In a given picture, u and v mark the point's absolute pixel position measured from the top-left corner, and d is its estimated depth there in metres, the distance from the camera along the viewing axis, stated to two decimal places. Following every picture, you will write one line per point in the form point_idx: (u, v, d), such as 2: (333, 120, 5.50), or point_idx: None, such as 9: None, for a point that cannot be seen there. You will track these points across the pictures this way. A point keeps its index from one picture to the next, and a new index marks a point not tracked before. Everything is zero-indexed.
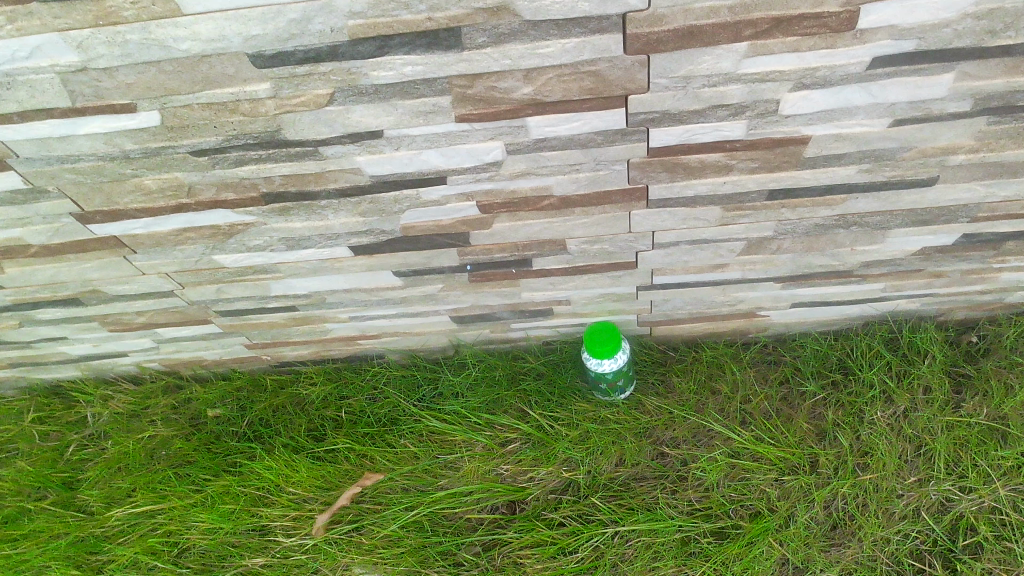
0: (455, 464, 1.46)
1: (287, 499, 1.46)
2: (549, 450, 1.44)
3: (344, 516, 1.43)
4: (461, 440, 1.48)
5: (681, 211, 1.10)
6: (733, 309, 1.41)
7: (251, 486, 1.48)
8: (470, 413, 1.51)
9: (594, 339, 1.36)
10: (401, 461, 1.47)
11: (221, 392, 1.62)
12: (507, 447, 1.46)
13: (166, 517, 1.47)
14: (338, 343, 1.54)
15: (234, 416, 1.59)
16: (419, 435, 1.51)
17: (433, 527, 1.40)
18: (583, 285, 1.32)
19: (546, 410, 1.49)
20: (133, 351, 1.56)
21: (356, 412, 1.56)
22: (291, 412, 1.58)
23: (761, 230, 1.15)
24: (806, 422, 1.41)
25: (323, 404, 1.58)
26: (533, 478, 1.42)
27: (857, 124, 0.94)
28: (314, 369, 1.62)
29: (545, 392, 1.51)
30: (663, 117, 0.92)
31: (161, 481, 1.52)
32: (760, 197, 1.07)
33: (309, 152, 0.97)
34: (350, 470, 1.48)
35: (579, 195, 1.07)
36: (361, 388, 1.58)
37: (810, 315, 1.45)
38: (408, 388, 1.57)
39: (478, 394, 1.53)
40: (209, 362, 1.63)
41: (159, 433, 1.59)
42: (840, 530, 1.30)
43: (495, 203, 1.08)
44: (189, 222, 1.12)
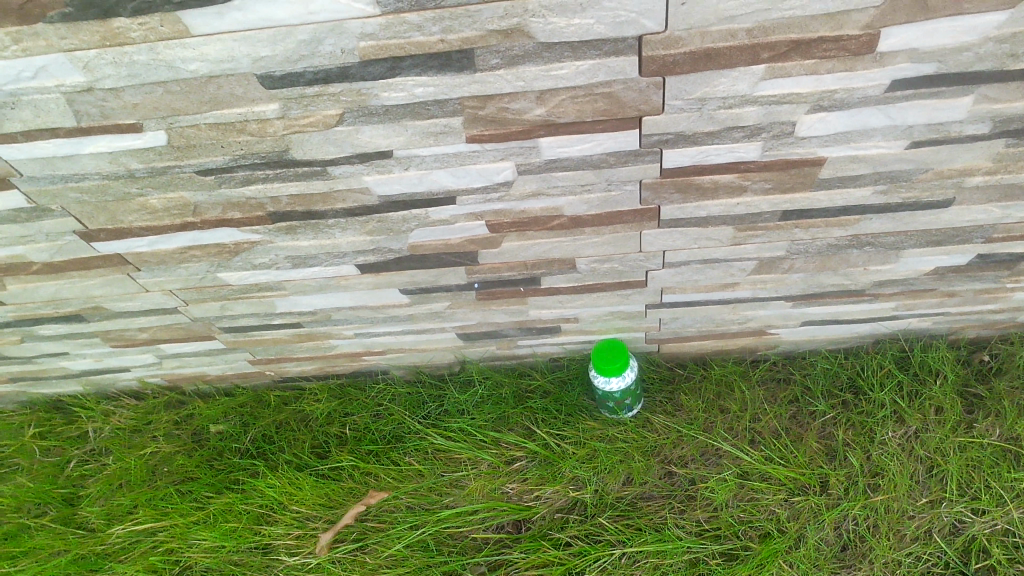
0: (459, 482, 1.45)
1: (290, 517, 1.44)
2: (555, 469, 1.42)
3: (348, 535, 1.41)
4: (467, 458, 1.47)
5: (693, 231, 1.09)
6: (742, 327, 1.40)
7: (254, 504, 1.46)
8: (475, 430, 1.49)
9: (602, 356, 1.35)
10: (405, 479, 1.46)
11: (224, 408, 1.61)
12: (513, 466, 1.45)
13: (168, 535, 1.45)
14: (342, 359, 1.53)
15: (238, 432, 1.58)
16: (424, 452, 1.49)
17: (438, 546, 1.38)
18: (592, 303, 1.30)
19: (553, 429, 1.47)
20: (136, 367, 1.54)
21: (360, 429, 1.54)
22: (295, 429, 1.56)
23: (773, 250, 1.14)
24: (816, 441, 1.39)
25: (327, 420, 1.57)
26: (539, 497, 1.41)
27: (874, 146, 0.93)
28: (318, 385, 1.61)
29: (551, 409, 1.49)
30: (677, 138, 0.91)
31: (162, 498, 1.50)
32: (773, 217, 1.06)
33: (317, 172, 0.96)
34: (353, 487, 1.46)
35: (590, 215, 1.05)
36: (365, 404, 1.57)
37: (820, 333, 1.43)
38: (413, 405, 1.56)
39: (484, 412, 1.51)
40: (212, 377, 1.62)
41: (161, 450, 1.57)
42: (851, 551, 1.28)
43: (504, 223, 1.07)
44: (194, 241, 1.10)
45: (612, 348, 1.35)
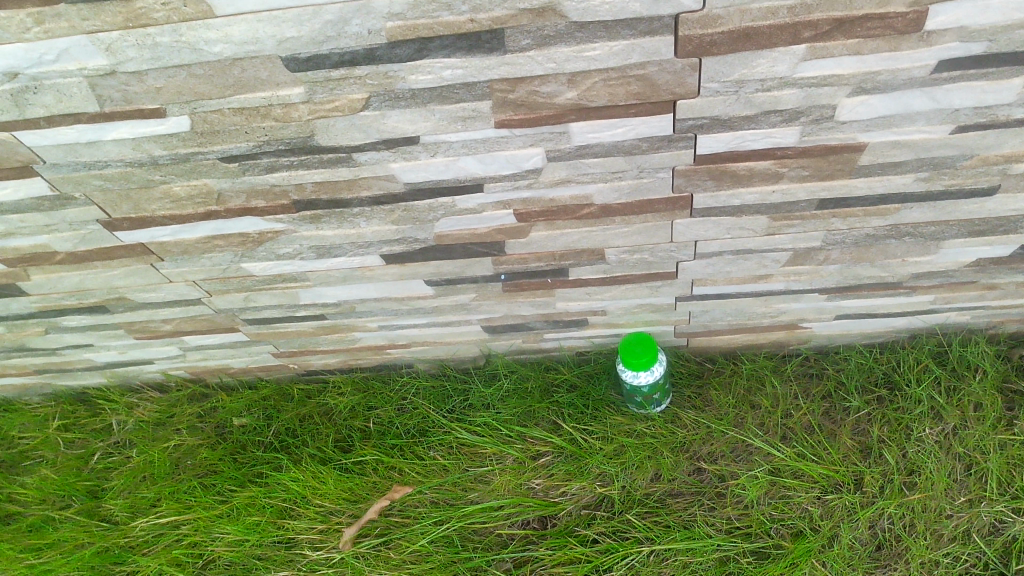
0: (484, 477, 1.43)
1: (314, 512, 1.43)
2: (583, 464, 1.40)
3: (373, 530, 1.40)
4: (493, 453, 1.45)
5: (726, 220, 1.06)
6: (774, 321, 1.37)
7: (277, 498, 1.45)
8: (501, 425, 1.47)
9: (629, 350, 1.34)
10: (430, 474, 1.44)
11: (247, 400, 1.59)
12: (538, 461, 1.43)
13: (191, 528, 1.45)
14: (366, 352, 1.50)
15: (260, 425, 1.56)
16: (449, 447, 1.47)
17: (462, 542, 1.37)
18: (621, 296, 1.27)
19: (580, 423, 1.44)
20: (159, 359, 1.52)
21: (383, 423, 1.52)
22: (318, 422, 1.54)
23: (809, 240, 1.11)
24: (849, 438, 1.36)
25: (351, 414, 1.54)
26: (566, 492, 1.38)
27: (917, 131, 0.90)
28: (342, 378, 1.59)
29: (578, 404, 1.46)
30: (712, 123, 0.88)
31: (186, 491, 1.50)
32: (810, 206, 1.03)
33: (342, 158, 0.94)
34: (378, 482, 1.45)
35: (620, 203, 1.03)
36: (389, 398, 1.54)
37: (854, 327, 1.40)
38: (438, 399, 1.53)
39: (511, 406, 1.48)
40: (235, 370, 1.59)
41: (184, 443, 1.56)
42: (886, 551, 1.24)
43: (532, 211, 1.04)
44: (218, 230, 1.09)
45: (643, 344, 1.34)
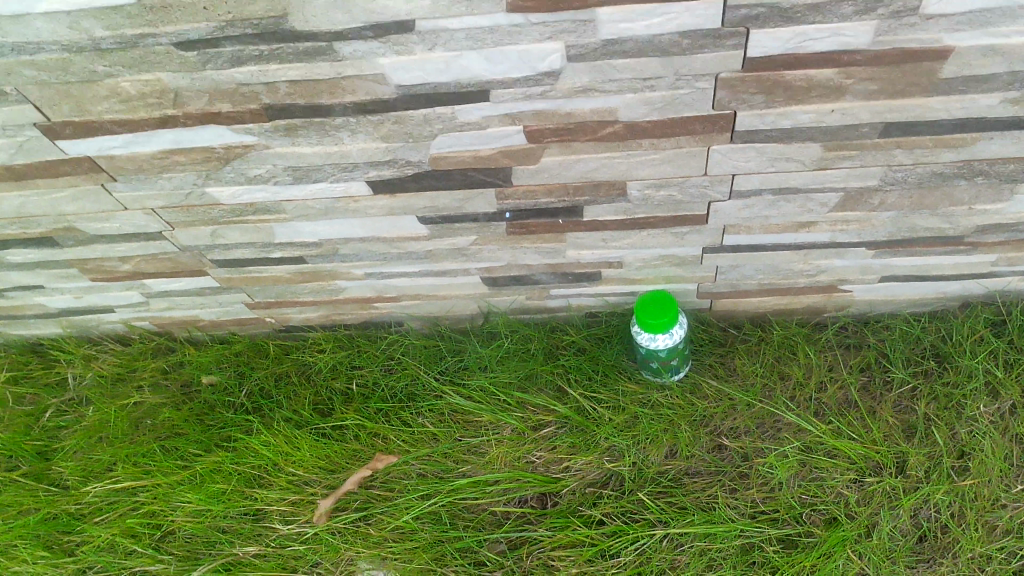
0: (478, 449, 1.28)
1: (286, 481, 1.29)
2: (589, 437, 1.25)
3: (351, 503, 1.26)
4: (488, 422, 1.30)
5: (772, 149, 0.91)
6: (811, 281, 1.21)
7: (245, 464, 1.31)
8: (498, 391, 1.31)
9: (644, 312, 1.18)
10: (418, 443, 1.30)
11: (217, 356, 1.43)
12: (539, 432, 1.28)
13: (149, 496, 1.30)
14: (350, 305, 1.35)
15: (231, 385, 1.40)
16: (439, 413, 1.32)
17: (451, 519, 1.23)
18: (641, 244, 1.12)
19: (587, 391, 1.29)
20: (120, 307, 1.36)
21: (368, 385, 1.36)
22: (295, 382, 1.39)
23: (865, 177, 0.95)
24: (891, 416, 1.21)
25: (332, 374, 1.39)
26: (569, 468, 1.24)
27: (1017, 33, 0.74)
28: (322, 334, 1.42)
29: (586, 369, 1.31)
30: (770, 13, 0.73)
31: (145, 454, 1.34)
32: (873, 132, 0.87)
33: (321, 50, 0.78)
34: (359, 450, 1.30)
35: (650, 121, 0.87)
36: (375, 357, 1.38)
37: (900, 292, 1.25)
38: (429, 360, 1.36)
39: (510, 369, 1.32)
40: (205, 323, 1.43)
41: (145, 401, 1.40)
42: (928, 544, 1.10)
43: (546, 129, 0.89)
44: (177, 143, 0.93)
45: (660, 302, 1.18)
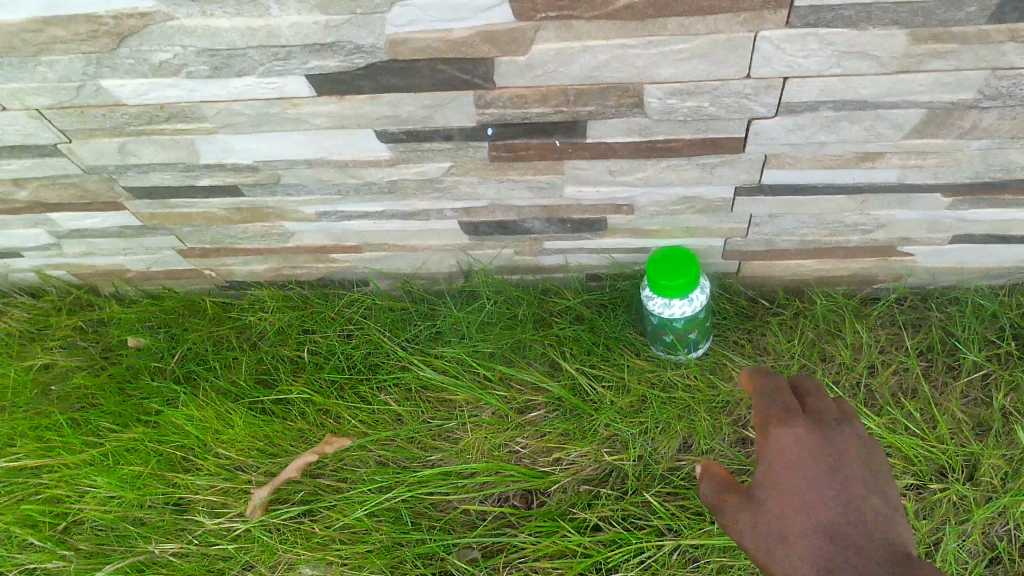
0: (450, 434, 1.06)
1: (215, 465, 1.07)
2: (586, 423, 1.04)
3: (293, 494, 1.05)
4: (463, 401, 1.08)
5: (842, 39, 0.67)
6: (865, 240, 0.98)
7: (168, 444, 1.09)
8: (476, 364, 1.08)
9: (657, 272, 0.94)
10: (377, 425, 1.07)
11: (145, 314, 1.20)
12: (526, 416, 1.06)
13: (53, 479, 1.08)
14: (303, 257, 1.12)
15: (161, 349, 1.17)
16: (406, 390, 1.10)
17: (413, 518, 1.01)
18: (657, 180, 0.88)
19: (585, 367, 1.07)
20: (26, 249, 1.13)
21: (322, 353, 1.14)
22: (236, 348, 1.16)
23: (959, 87, 0.72)
24: (959, 409, 0.99)
25: (279, 340, 1.15)
26: (561, 461, 1.03)
27: None
28: (269, 292, 1.19)
29: (584, 341, 1.08)
30: None
31: (51, 428, 1.11)
32: (983, 15, 0.64)
33: None
34: (307, 430, 1.08)
35: None
36: (331, 320, 1.15)
37: (973, 258, 1.02)
38: (395, 325, 1.14)
39: (491, 339, 1.09)
40: (132, 276, 1.20)
41: (57, 364, 1.17)
42: (1005, 568, 0.89)
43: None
44: (48, 7, 0.69)
45: (677, 260, 0.94)
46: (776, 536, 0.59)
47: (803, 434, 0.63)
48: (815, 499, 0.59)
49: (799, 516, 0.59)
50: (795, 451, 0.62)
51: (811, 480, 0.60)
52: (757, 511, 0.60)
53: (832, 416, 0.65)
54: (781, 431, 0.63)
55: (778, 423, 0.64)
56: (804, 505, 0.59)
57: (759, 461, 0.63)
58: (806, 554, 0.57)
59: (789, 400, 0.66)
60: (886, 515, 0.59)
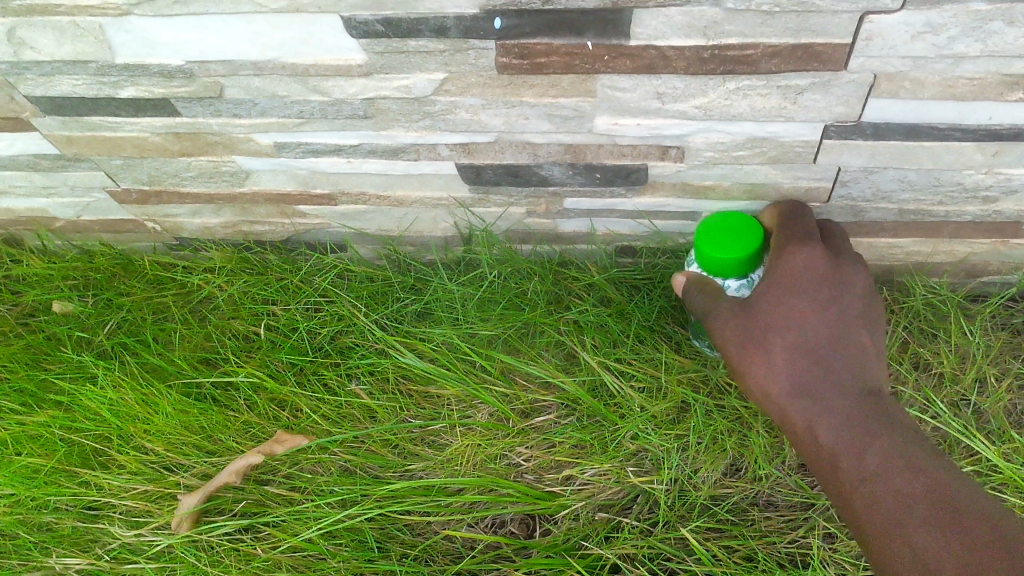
0: (435, 439, 0.84)
1: (138, 463, 0.85)
2: (607, 433, 0.81)
3: (233, 504, 0.82)
4: (454, 398, 0.85)
5: None
6: (985, 213, 0.75)
7: (80, 431, 0.86)
8: (473, 351, 0.86)
9: (708, 246, 0.71)
10: (343, 422, 0.85)
11: (73, 273, 0.98)
12: (531, 420, 0.83)
13: None
14: (264, 208, 0.89)
15: (87, 315, 0.95)
16: (383, 380, 0.88)
17: (383, 543, 0.79)
18: (721, 110, 0.66)
19: (610, 362, 0.84)
20: None
21: (281, 329, 0.91)
22: (179, 320, 0.93)
23: None
24: None
25: (232, 310, 0.93)
26: (573, 481, 0.81)
27: None
28: (224, 251, 0.96)
29: (611, 330, 0.85)
30: None
31: None
32: None
33: None
34: (256, 424, 0.85)
35: None
36: (297, 291, 0.93)
37: None
38: (374, 301, 0.91)
39: (494, 322, 0.87)
40: (61, 224, 0.98)
41: None
42: None
43: None
44: None
45: (732, 228, 0.72)
46: (757, 341, 0.67)
47: (814, 255, 0.67)
48: (799, 314, 0.67)
49: (787, 331, 0.66)
50: (804, 272, 0.67)
51: (800, 300, 0.67)
52: (748, 318, 0.67)
53: (843, 252, 0.71)
54: (793, 255, 0.67)
55: (794, 242, 0.68)
56: (792, 321, 0.67)
57: (767, 278, 0.68)
58: (785, 360, 0.66)
59: (811, 228, 0.70)
60: (863, 335, 0.67)
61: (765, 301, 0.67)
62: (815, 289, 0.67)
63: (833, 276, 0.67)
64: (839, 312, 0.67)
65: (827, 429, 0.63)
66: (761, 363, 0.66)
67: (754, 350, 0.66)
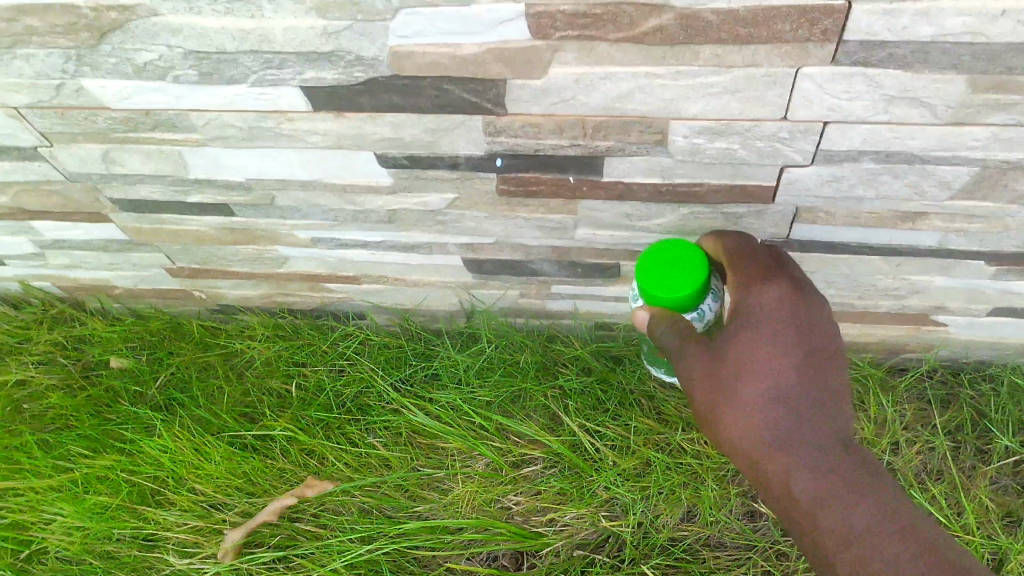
0: (441, 484, 0.99)
1: (189, 501, 1.00)
2: (585, 483, 0.96)
3: (269, 538, 0.97)
4: (457, 450, 1.00)
5: (893, 83, 0.60)
6: (898, 306, 0.91)
7: (141, 474, 1.02)
8: (474, 412, 1.01)
9: (651, 283, 0.71)
10: (362, 469, 1.00)
11: (129, 335, 1.14)
12: (521, 471, 0.98)
13: (16, 503, 1.01)
14: (298, 285, 1.05)
15: (142, 372, 1.11)
16: (395, 433, 1.03)
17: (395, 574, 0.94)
18: (677, 227, 0.82)
19: (588, 423, 0.99)
20: (11, 257, 1.08)
21: (310, 389, 1.06)
22: (222, 378, 1.09)
23: (1016, 147, 0.65)
24: (986, 498, 0.92)
25: (267, 371, 1.09)
26: (556, 522, 0.96)
27: None
28: (262, 319, 1.12)
29: (591, 396, 1.01)
30: None
31: (20, 448, 1.05)
32: None
33: None
34: (288, 470, 1.00)
35: (716, 13, 0.57)
36: (323, 356, 1.08)
37: (1010, 334, 0.94)
38: (390, 365, 1.07)
39: (491, 387, 1.02)
40: (121, 292, 1.14)
41: (34, 381, 1.11)
42: None
43: (559, 18, 0.59)
44: None
45: (674, 261, 0.71)
46: (728, 387, 0.68)
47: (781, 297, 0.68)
48: (772, 359, 0.68)
49: (757, 375, 0.68)
50: (773, 313, 0.68)
51: (773, 347, 0.67)
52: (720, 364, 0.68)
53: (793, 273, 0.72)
54: (764, 296, 0.68)
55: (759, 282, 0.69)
56: (764, 370, 0.68)
57: (734, 318, 0.69)
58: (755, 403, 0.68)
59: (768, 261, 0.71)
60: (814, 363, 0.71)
61: (736, 344, 0.68)
62: (782, 334, 0.67)
63: (799, 315, 0.68)
64: (809, 353, 0.68)
65: (799, 479, 0.69)
66: (738, 417, 0.68)
67: (724, 399, 0.68)
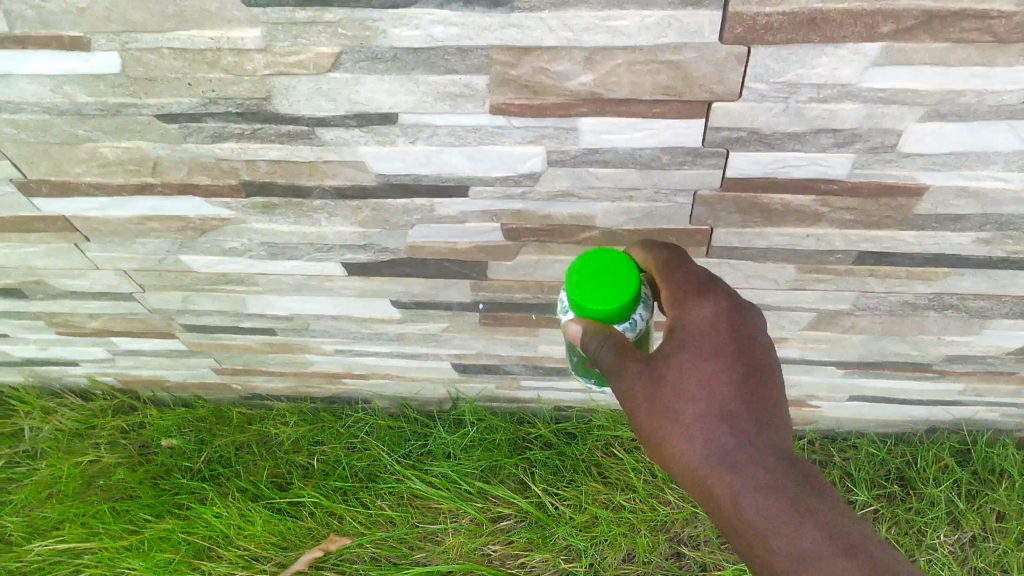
0: (436, 535, 1.27)
1: (236, 555, 1.26)
2: (547, 533, 1.25)
3: None
4: (447, 509, 1.28)
5: (748, 267, 0.90)
6: None
7: (195, 534, 1.28)
8: (461, 479, 1.29)
9: (583, 294, 0.69)
10: (373, 525, 1.28)
11: (178, 420, 1.41)
12: (498, 525, 1.26)
13: (95, 559, 1.27)
14: (319, 380, 1.33)
15: (190, 450, 1.37)
16: (398, 496, 1.30)
17: None
18: None
19: (550, 486, 1.28)
20: (86, 361, 1.34)
21: (329, 462, 1.34)
22: (256, 453, 1.36)
23: (838, 301, 0.95)
24: None
25: (294, 448, 1.36)
26: (527, 564, 1.24)
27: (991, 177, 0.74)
28: (287, 405, 1.39)
29: (552, 465, 1.30)
30: (752, 138, 0.71)
31: (95, 515, 1.31)
32: (846, 259, 0.87)
33: (302, 133, 0.77)
34: (314, 528, 1.28)
35: (627, 230, 0.86)
36: (338, 435, 1.36)
37: (866, 413, 1.25)
38: (392, 442, 1.34)
39: (474, 458, 1.31)
40: (171, 384, 1.41)
41: (101, 459, 1.37)
42: None
43: (524, 229, 0.88)
44: (155, 209, 0.91)
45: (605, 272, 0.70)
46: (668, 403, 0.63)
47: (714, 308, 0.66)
48: (710, 374, 0.64)
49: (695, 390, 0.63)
50: (707, 327, 0.65)
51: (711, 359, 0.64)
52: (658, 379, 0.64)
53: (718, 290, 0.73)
54: (699, 308, 0.66)
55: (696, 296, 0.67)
56: (701, 381, 0.63)
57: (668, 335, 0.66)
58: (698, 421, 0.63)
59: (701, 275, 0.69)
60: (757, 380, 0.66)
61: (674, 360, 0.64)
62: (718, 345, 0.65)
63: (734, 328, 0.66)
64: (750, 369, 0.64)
65: (751, 498, 0.60)
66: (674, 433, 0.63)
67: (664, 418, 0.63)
